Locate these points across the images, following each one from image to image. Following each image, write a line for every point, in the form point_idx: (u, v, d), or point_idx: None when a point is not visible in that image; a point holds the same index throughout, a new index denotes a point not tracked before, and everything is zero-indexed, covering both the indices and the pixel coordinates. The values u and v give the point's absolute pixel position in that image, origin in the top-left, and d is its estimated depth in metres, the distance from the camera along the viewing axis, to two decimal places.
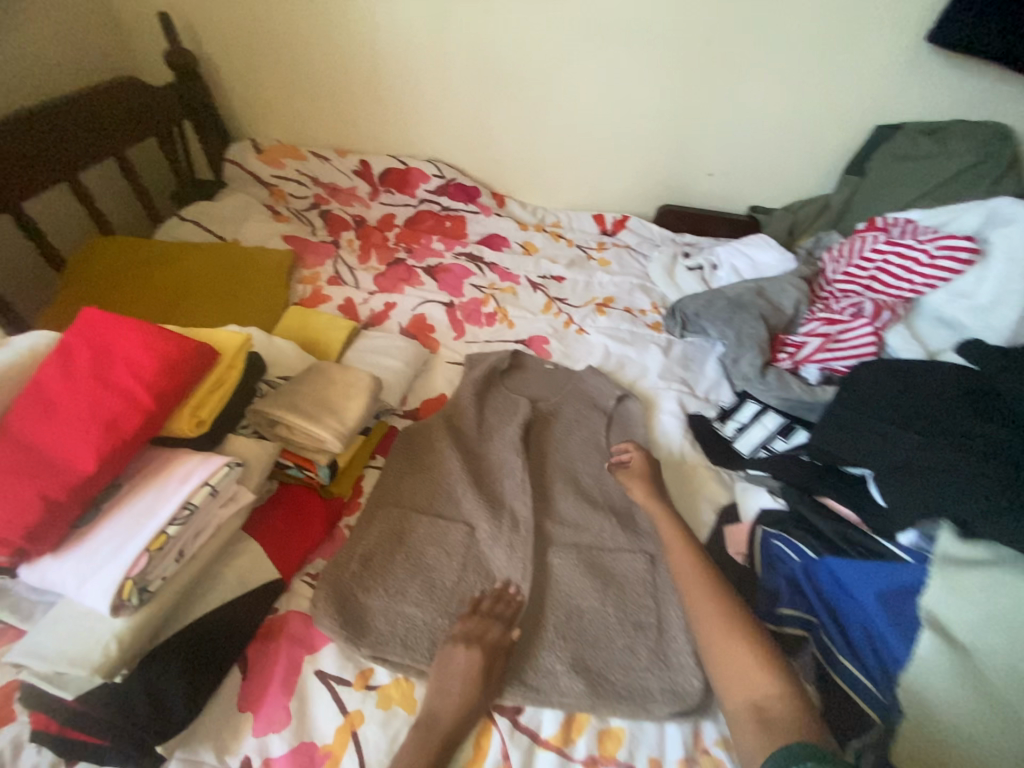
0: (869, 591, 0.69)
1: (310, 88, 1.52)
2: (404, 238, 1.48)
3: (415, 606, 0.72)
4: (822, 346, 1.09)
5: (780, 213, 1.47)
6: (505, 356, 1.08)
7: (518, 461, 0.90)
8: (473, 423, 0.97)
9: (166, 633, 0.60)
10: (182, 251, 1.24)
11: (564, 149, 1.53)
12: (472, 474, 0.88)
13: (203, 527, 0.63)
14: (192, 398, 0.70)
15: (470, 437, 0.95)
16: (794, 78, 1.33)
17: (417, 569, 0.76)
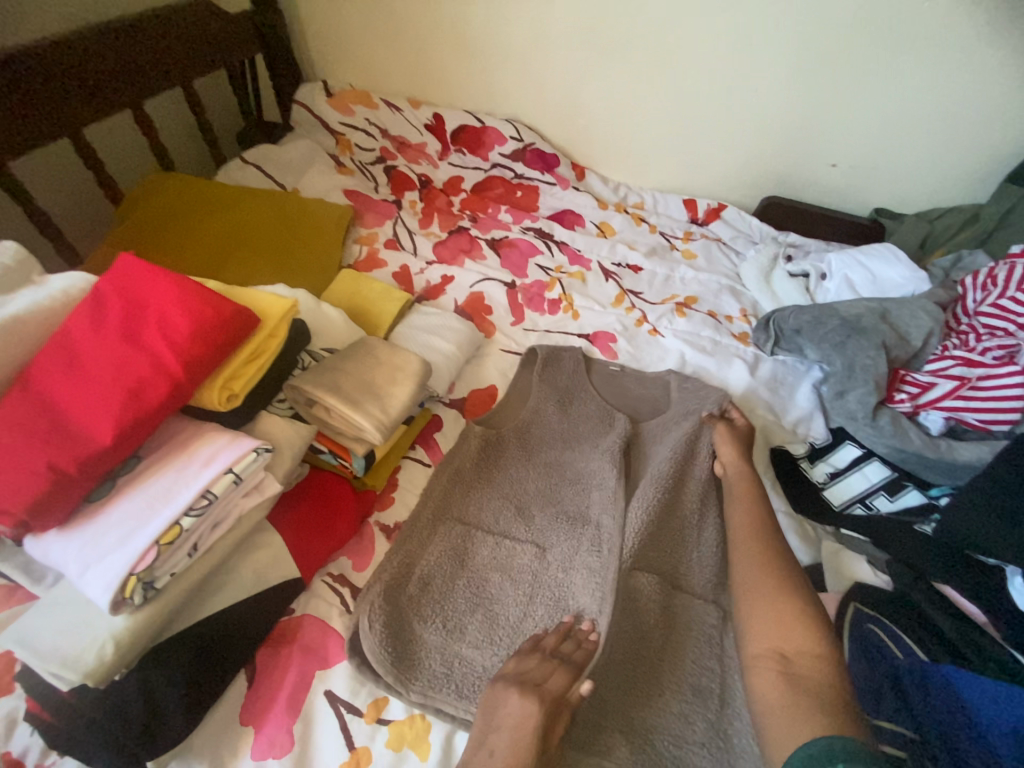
0: (1001, 720, 0.54)
1: (389, 28, 1.38)
2: (471, 204, 1.36)
3: (475, 649, 0.63)
4: (954, 391, 0.90)
5: (913, 221, 1.23)
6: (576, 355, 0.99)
7: (611, 482, 0.80)
8: (556, 439, 0.90)
9: (171, 629, 0.54)
10: (240, 196, 1.17)
11: (663, 121, 1.33)
12: (552, 500, 0.81)
13: (222, 519, 0.56)
14: (226, 369, 0.62)
15: (552, 455, 0.88)
16: (971, 54, 1.07)
17: (478, 600, 0.68)
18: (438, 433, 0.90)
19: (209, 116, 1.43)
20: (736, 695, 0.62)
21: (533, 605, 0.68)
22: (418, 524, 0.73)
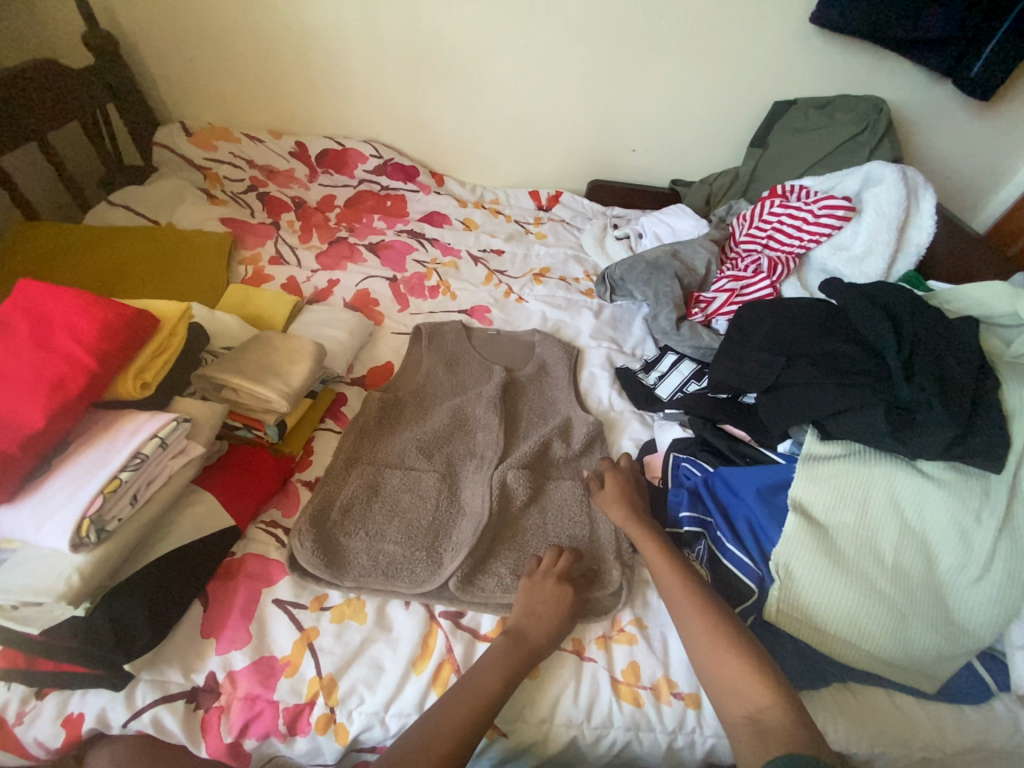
0: (751, 489, 0.81)
1: (239, 69, 1.52)
2: (346, 217, 1.52)
3: (395, 543, 0.79)
4: (729, 300, 1.21)
5: (698, 185, 1.60)
6: (456, 325, 1.20)
7: (490, 419, 1.00)
8: (446, 395, 1.08)
9: (125, 570, 0.65)
10: (115, 235, 1.24)
11: (498, 128, 1.60)
12: (447, 436, 0.98)
13: (155, 475, 0.68)
14: (136, 363, 0.74)
15: (444, 404, 1.05)
16: (701, 57, 1.45)
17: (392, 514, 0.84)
18: (345, 406, 1.04)
19: (66, 165, 1.46)
20: (603, 532, 0.83)
21: (439, 507, 0.85)
22: (332, 470, 0.88)
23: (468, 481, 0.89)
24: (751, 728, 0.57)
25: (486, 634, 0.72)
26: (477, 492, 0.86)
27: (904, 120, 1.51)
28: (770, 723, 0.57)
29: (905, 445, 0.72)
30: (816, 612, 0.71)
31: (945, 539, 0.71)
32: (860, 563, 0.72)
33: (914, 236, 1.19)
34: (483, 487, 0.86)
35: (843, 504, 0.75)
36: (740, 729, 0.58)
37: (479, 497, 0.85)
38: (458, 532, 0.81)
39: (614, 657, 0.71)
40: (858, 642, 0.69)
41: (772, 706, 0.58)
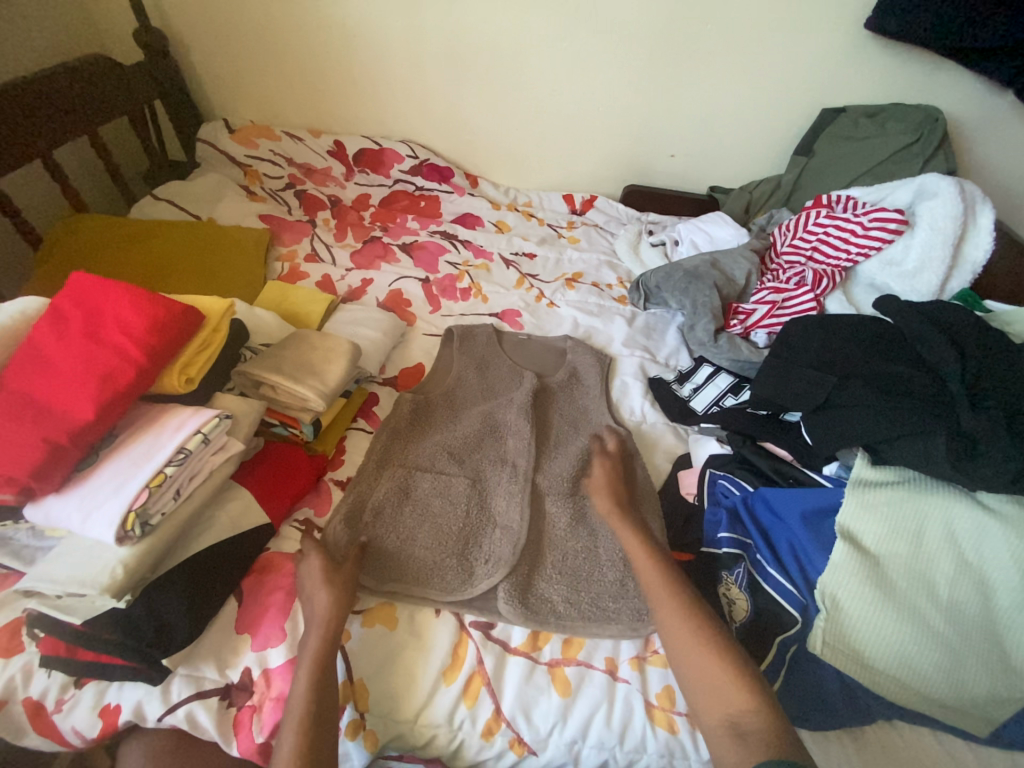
0: (795, 513, 0.78)
1: (281, 69, 1.54)
2: (380, 217, 1.52)
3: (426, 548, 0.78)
4: (769, 313, 1.18)
5: (737, 193, 1.56)
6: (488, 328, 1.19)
7: (522, 426, 0.98)
8: (477, 399, 1.06)
9: (165, 565, 0.66)
10: (159, 228, 1.27)
11: (535, 132, 1.59)
12: (477, 442, 0.96)
13: (197, 470, 0.69)
14: (181, 357, 0.75)
15: (474, 409, 1.03)
16: (748, 62, 1.41)
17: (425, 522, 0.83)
18: (376, 406, 1.04)
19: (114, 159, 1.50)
20: None
21: (474, 516, 0.84)
22: (364, 472, 0.88)
23: (500, 491, 0.88)
24: (731, 732, 0.56)
25: (517, 647, 0.71)
26: (511, 504, 0.85)
27: (961, 131, 1.45)
28: (750, 727, 0.56)
29: (966, 475, 0.68)
30: (863, 646, 0.68)
31: (1006, 578, 0.67)
32: (911, 597, 0.69)
33: (970, 252, 1.13)
34: (516, 499, 0.85)
35: (894, 535, 0.72)
36: (719, 732, 0.57)
37: (514, 509, 0.84)
38: (491, 544, 0.80)
39: (648, 679, 0.69)
40: (907, 681, 0.66)
41: (754, 713, 0.57)
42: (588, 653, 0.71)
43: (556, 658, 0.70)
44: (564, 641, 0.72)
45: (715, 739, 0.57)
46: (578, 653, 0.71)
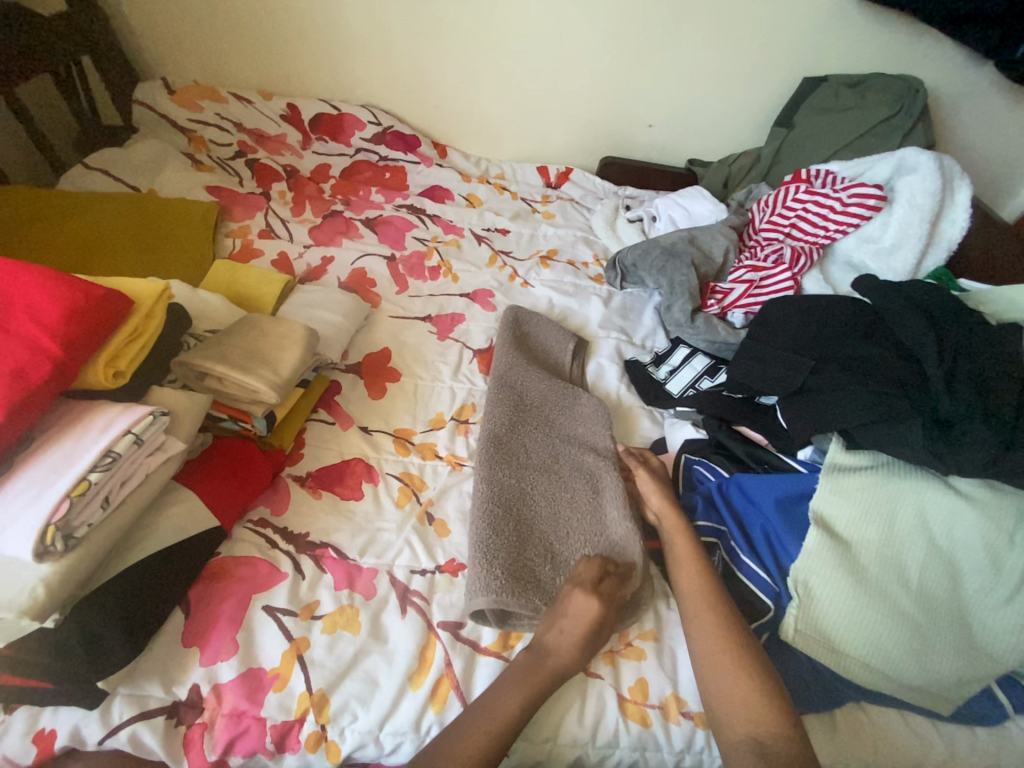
0: (769, 500, 0.77)
1: (227, 23, 1.39)
2: (341, 189, 1.42)
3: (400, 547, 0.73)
4: (747, 292, 1.14)
5: (716, 166, 1.51)
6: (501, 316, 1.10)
7: (603, 424, 0.93)
8: (536, 378, 0.99)
9: (98, 579, 0.60)
10: (91, 202, 1.15)
11: (508, 98, 1.49)
12: (546, 434, 0.91)
13: (130, 475, 0.62)
14: (107, 349, 0.68)
15: (540, 392, 0.97)
16: (728, 25, 1.34)
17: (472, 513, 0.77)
18: (338, 395, 0.98)
19: (36, 122, 1.35)
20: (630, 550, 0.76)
21: (541, 516, 0.79)
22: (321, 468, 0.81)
23: (578, 492, 0.83)
24: (756, 753, 0.56)
25: (487, 647, 0.68)
26: (591, 509, 0.81)
27: (939, 103, 1.42)
28: (775, 747, 0.56)
29: (939, 461, 0.67)
30: (836, 634, 0.67)
31: (975, 561, 0.67)
32: (883, 582, 0.68)
33: (946, 229, 1.12)
34: (623, 502, 0.80)
35: (867, 519, 0.71)
36: (742, 746, 0.57)
37: (592, 516, 0.80)
38: (566, 550, 0.76)
39: (621, 673, 0.68)
40: (876, 665, 0.66)
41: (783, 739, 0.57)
42: None
43: None
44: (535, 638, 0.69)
45: (738, 755, 0.57)
46: None
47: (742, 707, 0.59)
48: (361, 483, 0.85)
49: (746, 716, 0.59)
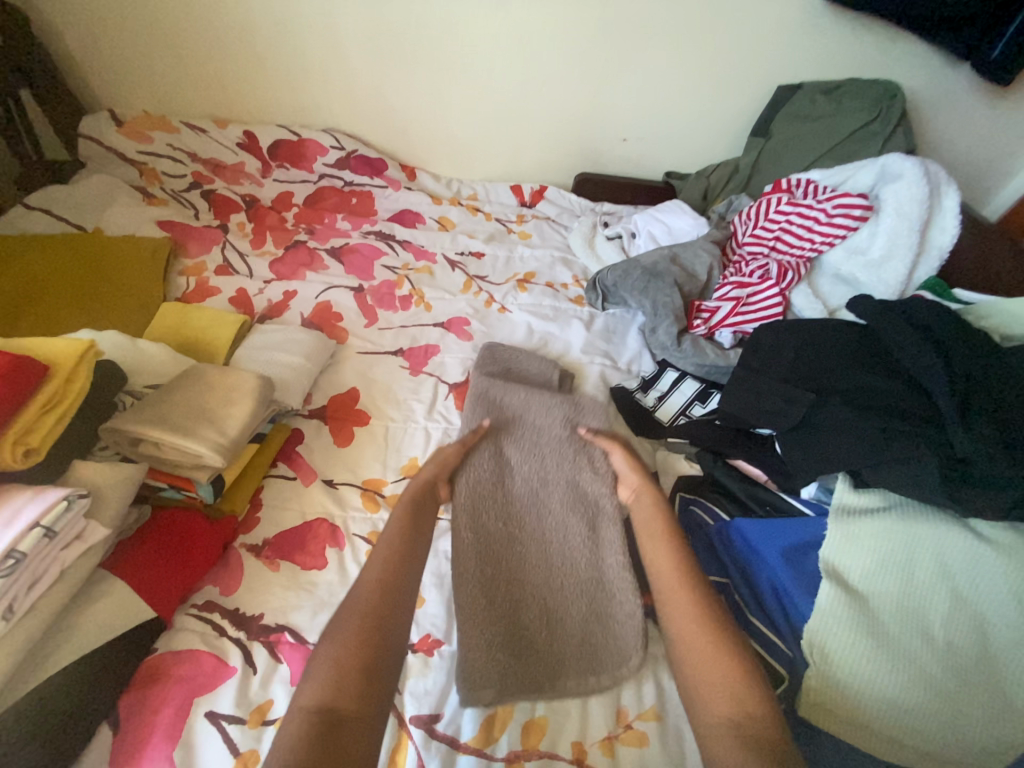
0: (774, 548, 0.69)
1: (175, 49, 1.33)
2: (305, 218, 1.34)
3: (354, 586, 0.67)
4: (733, 310, 1.09)
5: (694, 178, 1.46)
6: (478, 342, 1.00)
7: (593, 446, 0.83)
8: (515, 393, 0.90)
9: (2, 702, 0.52)
10: (26, 246, 1.06)
11: (477, 117, 1.44)
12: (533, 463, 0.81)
13: (41, 575, 0.54)
14: (15, 425, 0.59)
15: (518, 412, 0.88)
16: (699, 36, 1.30)
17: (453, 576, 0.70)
18: (301, 446, 0.90)
19: None
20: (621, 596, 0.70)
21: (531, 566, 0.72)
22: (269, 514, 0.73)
23: (572, 526, 0.75)
24: (731, 729, 0.48)
25: (467, 745, 0.59)
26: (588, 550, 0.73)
27: (916, 106, 1.40)
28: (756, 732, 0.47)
29: (959, 503, 0.61)
30: (859, 707, 0.60)
31: (1005, 613, 0.61)
32: (907, 642, 0.61)
33: (936, 236, 1.07)
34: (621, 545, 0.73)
35: (883, 570, 0.64)
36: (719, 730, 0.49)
37: (589, 558, 0.73)
38: (563, 600, 0.69)
39: (621, 763, 0.60)
40: (907, 740, 0.58)
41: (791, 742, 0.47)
42: (553, 739, 0.60)
43: (515, 752, 0.59)
44: (524, 728, 0.61)
45: (710, 732, 0.49)
46: (540, 741, 0.60)
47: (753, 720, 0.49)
48: (325, 548, 0.76)
49: (717, 685, 0.51)
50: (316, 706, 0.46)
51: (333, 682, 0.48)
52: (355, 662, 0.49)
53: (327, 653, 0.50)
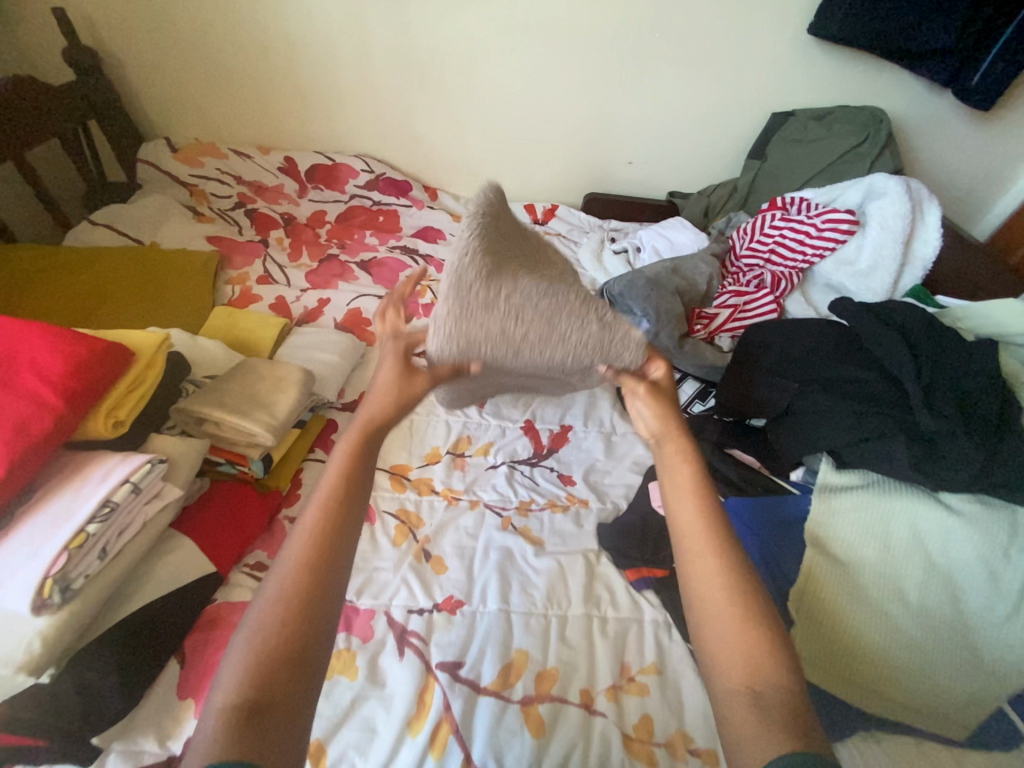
0: (763, 522, 0.77)
1: (226, 85, 1.49)
2: (336, 234, 1.47)
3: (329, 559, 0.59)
4: (732, 316, 1.18)
5: (695, 198, 1.57)
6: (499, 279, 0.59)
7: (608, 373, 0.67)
8: (535, 291, 0.62)
9: (94, 631, 0.61)
10: (95, 257, 1.20)
11: (494, 143, 1.57)
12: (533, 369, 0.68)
13: (128, 525, 0.63)
14: (108, 400, 0.70)
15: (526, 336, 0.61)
16: (697, 70, 1.43)
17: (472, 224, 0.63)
18: (335, 434, 0.99)
19: (46, 184, 1.42)
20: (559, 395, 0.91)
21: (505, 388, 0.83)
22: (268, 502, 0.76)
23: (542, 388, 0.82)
24: (751, 701, 0.42)
25: (487, 687, 0.67)
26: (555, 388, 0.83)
27: (903, 132, 1.50)
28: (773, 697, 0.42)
29: (928, 477, 0.68)
30: (838, 661, 0.66)
31: (975, 578, 0.67)
32: (883, 604, 0.68)
33: (920, 248, 1.16)
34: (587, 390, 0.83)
35: (861, 539, 0.71)
36: (737, 698, 0.43)
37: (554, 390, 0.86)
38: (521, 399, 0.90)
39: (625, 710, 0.67)
40: (882, 691, 0.65)
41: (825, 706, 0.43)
42: (563, 686, 0.68)
43: (529, 695, 0.66)
44: (537, 677, 0.68)
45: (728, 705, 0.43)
46: (552, 688, 0.67)
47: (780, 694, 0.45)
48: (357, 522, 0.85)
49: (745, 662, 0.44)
50: (230, 711, 0.36)
51: (244, 691, 0.37)
52: (273, 664, 0.39)
53: (240, 655, 0.39)
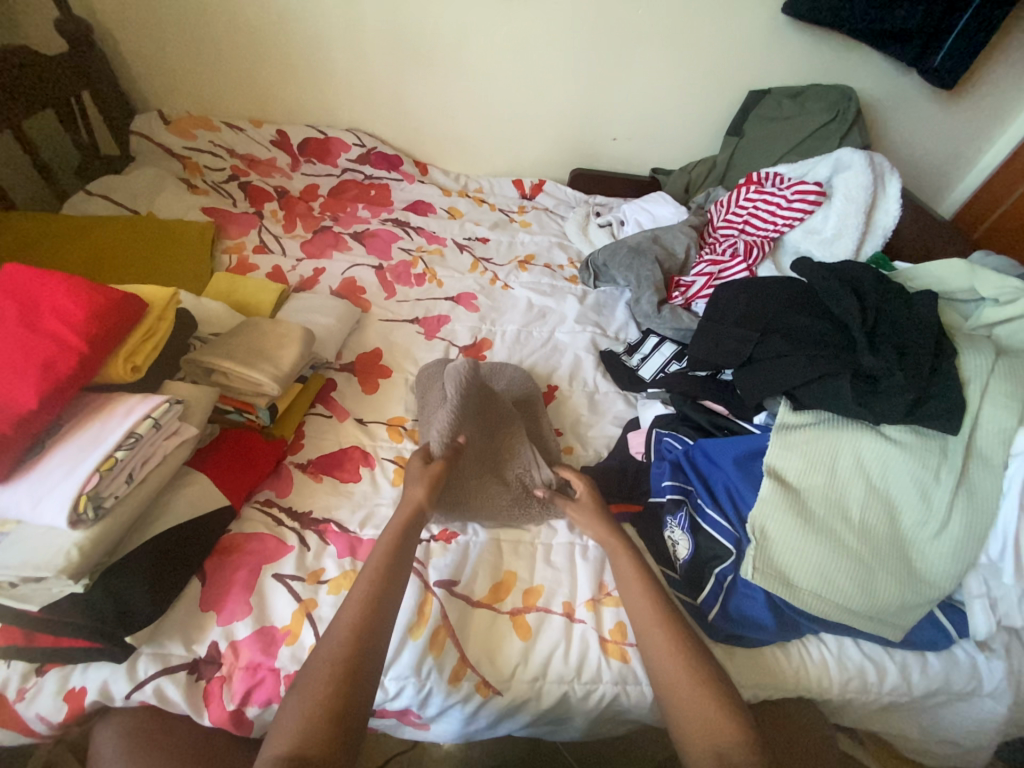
0: (728, 457, 0.85)
1: (217, 57, 1.50)
2: (329, 206, 1.51)
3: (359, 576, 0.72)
4: (707, 283, 1.24)
5: (677, 174, 1.63)
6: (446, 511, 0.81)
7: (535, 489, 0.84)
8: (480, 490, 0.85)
9: (123, 549, 0.67)
10: (95, 224, 1.23)
11: (482, 119, 1.62)
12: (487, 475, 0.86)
13: (150, 455, 0.69)
14: (125, 346, 0.75)
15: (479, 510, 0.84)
16: (679, 48, 1.48)
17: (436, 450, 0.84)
18: (335, 392, 1.05)
19: (41, 154, 1.44)
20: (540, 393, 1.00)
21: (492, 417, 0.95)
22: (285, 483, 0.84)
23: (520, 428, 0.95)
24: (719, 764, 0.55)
25: (479, 600, 0.75)
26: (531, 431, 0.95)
27: (872, 110, 1.58)
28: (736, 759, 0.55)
29: (870, 410, 0.77)
30: (790, 571, 0.75)
31: (908, 497, 0.76)
32: (829, 522, 0.77)
33: (881, 218, 1.24)
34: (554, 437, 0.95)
35: (813, 468, 0.80)
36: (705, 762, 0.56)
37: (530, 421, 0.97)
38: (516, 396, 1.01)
39: (602, 617, 0.75)
40: (827, 596, 0.74)
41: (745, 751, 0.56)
42: (547, 599, 0.76)
43: (517, 607, 0.75)
44: (525, 592, 0.76)
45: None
46: (538, 600, 0.76)
47: (700, 722, 0.58)
48: (359, 467, 0.91)
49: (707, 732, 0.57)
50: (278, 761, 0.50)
51: (304, 734, 0.52)
52: (322, 718, 0.53)
53: (297, 709, 0.54)
